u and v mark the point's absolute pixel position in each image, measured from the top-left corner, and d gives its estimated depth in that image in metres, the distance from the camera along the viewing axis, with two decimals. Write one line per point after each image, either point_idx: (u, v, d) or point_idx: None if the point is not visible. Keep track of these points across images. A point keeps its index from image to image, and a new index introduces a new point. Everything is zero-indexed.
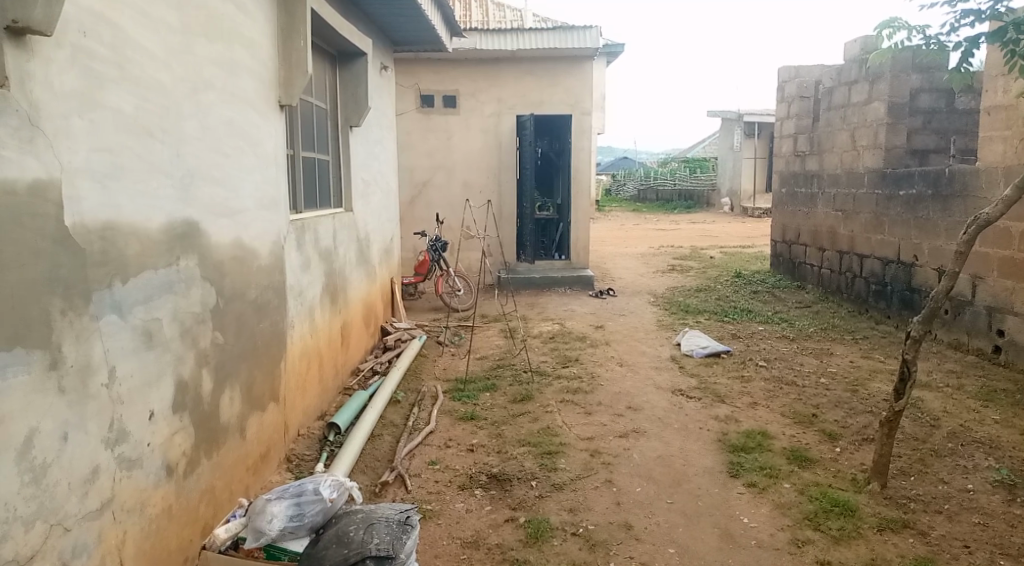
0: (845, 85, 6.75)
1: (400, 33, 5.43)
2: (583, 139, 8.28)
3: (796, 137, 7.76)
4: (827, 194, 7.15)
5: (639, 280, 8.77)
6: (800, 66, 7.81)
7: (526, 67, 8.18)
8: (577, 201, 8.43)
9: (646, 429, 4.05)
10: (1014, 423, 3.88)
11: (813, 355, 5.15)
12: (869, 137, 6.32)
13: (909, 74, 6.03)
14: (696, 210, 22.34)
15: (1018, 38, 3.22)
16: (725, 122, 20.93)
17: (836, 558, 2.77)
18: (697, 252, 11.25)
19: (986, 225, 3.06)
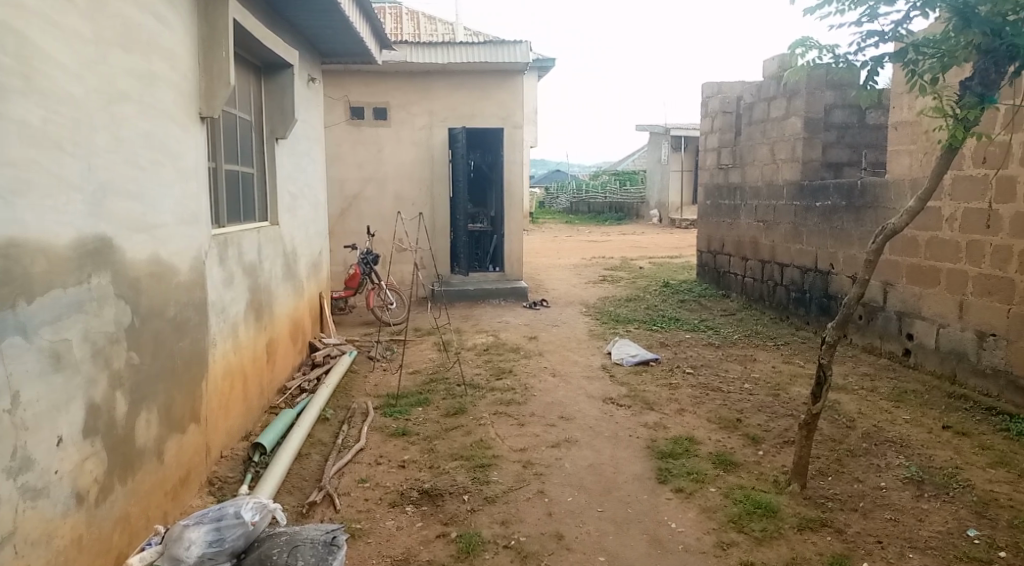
0: (764, 100, 7.02)
1: (326, 45, 5.38)
2: (515, 152, 8.36)
3: (719, 151, 8.02)
4: (749, 205, 7.41)
5: (572, 291, 8.89)
6: (722, 82, 8.07)
7: (457, 80, 8.20)
8: (511, 214, 8.48)
9: (578, 439, 4.07)
10: (923, 422, 4.08)
11: (737, 361, 5.30)
12: (787, 151, 6.57)
13: (823, 91, 6.32)
14: (626, 222, 22.85)
15: (917, 59, 3.40)
16: (653, 137, 21.48)
17: (759, 559, 2.89)
18: (627, 263, 11.45)
19: (893, 235, 3.30)
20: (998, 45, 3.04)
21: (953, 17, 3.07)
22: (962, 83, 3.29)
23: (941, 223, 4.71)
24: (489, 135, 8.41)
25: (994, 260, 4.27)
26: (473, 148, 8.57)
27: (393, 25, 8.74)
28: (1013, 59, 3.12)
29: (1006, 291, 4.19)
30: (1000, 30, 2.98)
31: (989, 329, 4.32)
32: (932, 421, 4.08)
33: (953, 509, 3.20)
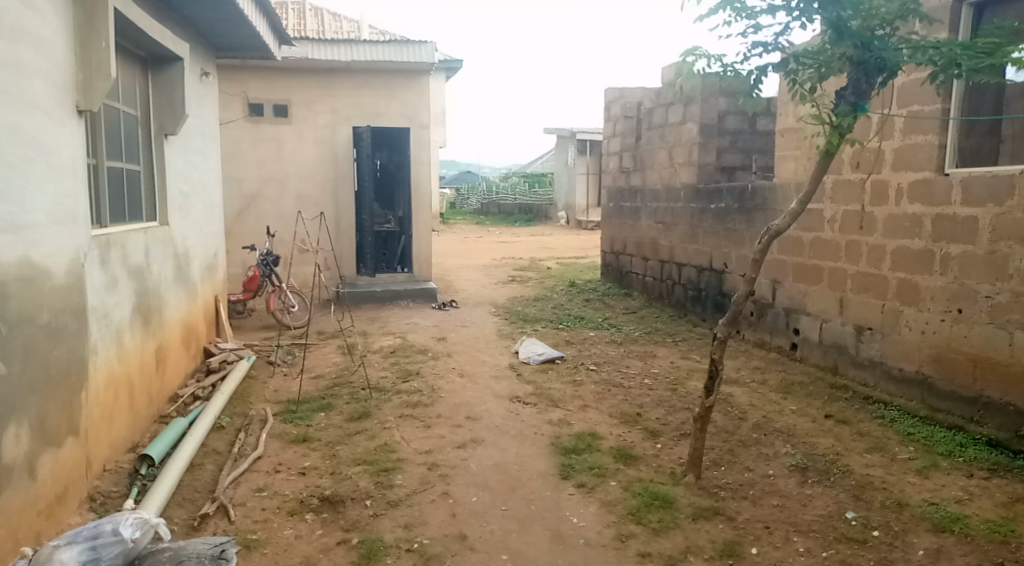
0: (662, 105, 7.28)
1: (220, 38, 5.18)
2: (422, 152, 8.29)
3: (621, 154, 8.25)
4: (649, 207, 7.65)
5: (482, 291, 8.93)
6: (623, 88, 8.33)
7: (361, 78, 8.09)
8: (418, 214, 8.41)
9: (484, 438, 4.08)
10: (807, 412, 4.32)
11: (638, 358, 5.47)
12: (684, 155, 6.85)
13: (717, 97, 6.59)
14: (535, 223, 23.12)
15: (797, 69, 3.51)
16: (560, 140, 21.89)
17: (656, 549, 2.98)
18: (535, 263, 11.61)
19: (777, 236, 3.48)
20: (867, 57, 3.21)
21: (828, 30, 3.25)
22: (837, 93, 3.42)
23: (823, 224, 5.01)
24: (396, 135, 8.27)
25: (870, 258, 4.58)
26: (380, 147, 8.34)
27: (296, 21, 8.53)
28: (881, 71, 3.29)
29: (881, 288, 4.50)
30: (869, 43, 3.17)
31: (867, 323, 4.63)
32: (815, 411, 4.34)
33: (834, 493, 3.41)
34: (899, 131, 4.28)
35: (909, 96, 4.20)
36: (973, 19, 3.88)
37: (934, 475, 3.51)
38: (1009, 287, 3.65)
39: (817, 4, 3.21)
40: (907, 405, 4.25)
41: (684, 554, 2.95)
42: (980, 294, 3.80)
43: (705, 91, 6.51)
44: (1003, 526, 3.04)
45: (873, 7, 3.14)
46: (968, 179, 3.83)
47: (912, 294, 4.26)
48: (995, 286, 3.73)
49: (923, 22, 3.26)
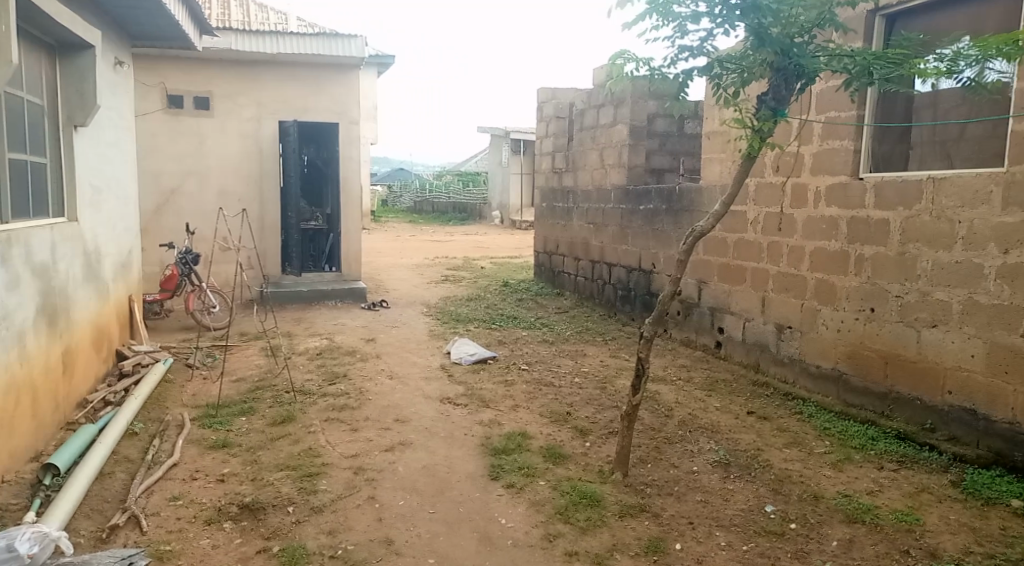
0: (594, 107, 7.37)
1: (136, 27, 4.94)
2: (352, 149, 8.15)
3: (554, 155, 8.31)
4: (581, 208, 7.74)
5: (414, 291, 8.85)
6: (556, 89, 8.39)
7: (287, 71, 7.91)
8: (347, 211, 8.24)
9: (412, 441, 4.02)
10: (731, 409, 4.44)
11: (569, 357, 5.51)
12: (615, 157, 6.95)
13: (646, 101, 6.69)
14: (469, 222, 23.06)
15: (721, 73, 3.54)
16: (495, 140, 22.00)
17: (582, 548, 3.00)
18: (469, 262, 11.59)
19: (701, 237, 3.54)
20: (786, 64, 3.28)
21: (749, 36, 3.28)
22: (758, 97, 3.49)
23: (747, 225, 5.16)
24: (324, 130, 8.09)
25: (789, 259, 4.74)
26: (307, 142, 8.20)
27: (221, 11, 8.23)
28: (799, 77, 3.38)
29: (800, 288, 4.67)
30: (788, 50, 3.23)
31: (786, 322, 4.80)
32: (738, 407, 4.46)
33: (754, 488, 3.50)
34: (817, 136, 4.45)
35: (827, 103, 4.38)
36: (886, 30, 4.06)
37: (847, 468, 3.66)
38: (917, 287, 3.85)
39: (739, 11, 3.22)
40: (824, 401, 4.43)
41: (610, 552, 2.98)
42: (891, 294, 4.00)
43: (634, 94, 6.61)
44: (909, 515, 3.19)
45: (790, 15, 3.24)
46: (880, 183, 4.01)
47: (829, 294, 4.43)
48: (904, 286, 3.92)
49: (838, 32, 3.36)
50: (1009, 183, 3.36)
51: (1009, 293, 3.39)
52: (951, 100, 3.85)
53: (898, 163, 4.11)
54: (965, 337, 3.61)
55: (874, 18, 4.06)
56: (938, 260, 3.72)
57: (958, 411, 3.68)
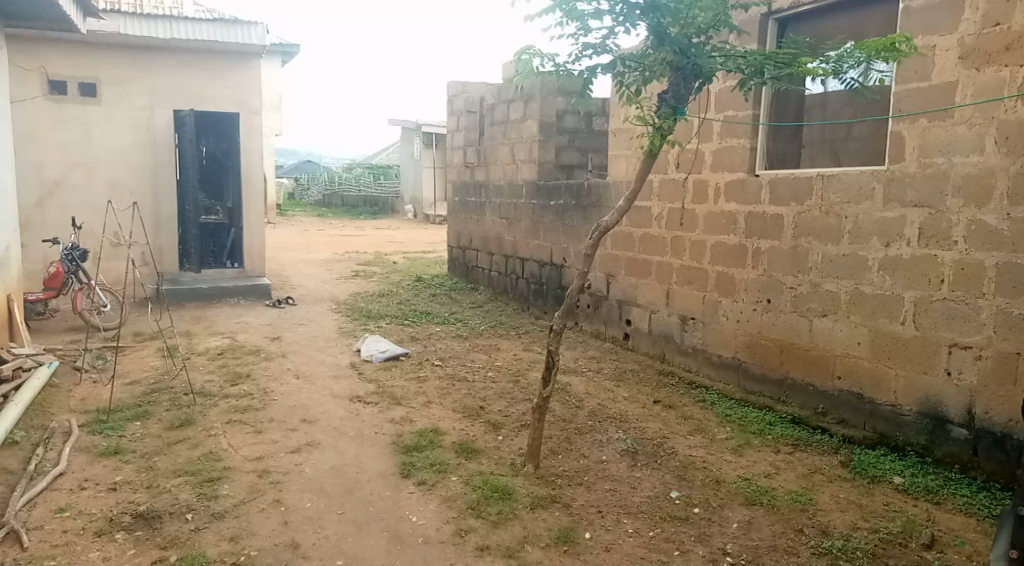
0: (504, 102, 7.39)
1: (12, 6, 4.59)
2: (253, 139, 7.92)
3: (466, 149, 8.29)
4: (493, 203, 7.75)
5: (322, 287, 8.65)
6: (466, 83, 8.36)
7: (182, 58, 7.57)
8: (250, 206, 7.99)
9: (320, 441, 3.93)
10: (638, 398, 4.56)
11: (483, 352, 5.52)
12: (526, 152, 7.00)
13: (556, 97, 6.74)
14: (381, 216, 22.74)
15: (625, 71, 3.60)
16: (405, 132, 21.82)
17: (494, 542, 3.00)
18: (381, 258, 11.43)
19: (606, 232, 3.63)
20: (685, 63, 3.38)
21: (650, 35, 3.38)
22: (659, 96, 3.58)
23: (652, 220, 5.30)
24: (223, 120, 7.77)
25: (692, 253, 4.91)
26: (206, 133, 7.87)
27: None
28: (698, 77, 3.49)
29: (701, 280, 4.84)
30: (686, 50, 3.33)
31: (689, 314, 4.97)
32: (645, 397, 4.59)
33: (660, 475, 3.61)
34: (716, 133, 4.64)
35: (726, 102, 4.57)
36: (777, 32, 4.27)
37: (747, 452, 3.82)
38: (809, 278, 4.07)
39: (638, 11, 3.30)
40: (725, 388, 4.62)
41: (521, 544, 3.00)
42: (785, 285, 4.21)
43: (543, 90, 6.67)
44: (803, 495, 3.36)
45: (689, 16, 3.34)
46: (775, 180, 4.22)
47: (729, 286, 4.61)
48: (797, 278, 4.14)
49: (733, 34, 3.49)
50: (889, 180, 3.63)
51: (891, 282, 3.65)
52: (838, 101, 4.05)
53: (790, 161, 4.32)
54: (853, 325, 3.85)
55: (768, 21, 4.25)
56: (828, 253, 3.95)
57: (847, 395, 3.92)
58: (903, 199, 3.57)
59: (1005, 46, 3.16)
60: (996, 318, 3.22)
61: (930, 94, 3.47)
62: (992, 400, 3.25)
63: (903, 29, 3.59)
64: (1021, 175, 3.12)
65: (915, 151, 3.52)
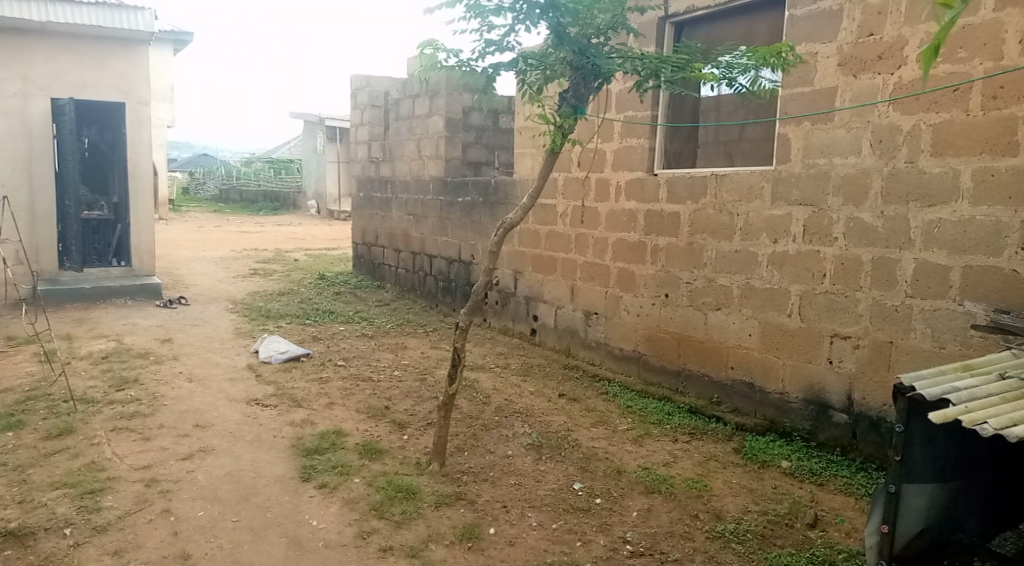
0: (409, 97, 7.32)
1: None
2: (142, 131, 7.58)
3: (370, 144, 8.14)
4: (399, 199, 7.67)
5: (217, 286, 8.32)
6: (370, 76, 8.21)
7: (60, 44, 7.10)
8: (134, 198, 7.61)
9: (215, 447, 3.77)
10: (544, 392, 4.62)
11: (389, 350, 5.46)
12: (432, 148, 6.96)
13: (461, 93, 6.75)
14: (280, 211, 22.02)
15: (527, 70, 3.61)
16: (308, 126, 21.30)
17: (397, 542, 2.97)
18: (281, 255, 11.08)
19: (511, 229, 3.63)
20: (584, 63, 3.42)
21: (550, 34, 3.40)
22: (560, 95, 3.61)
23: (557, 218, 5.36)
24: (108, 110, 7.31)
25: (596, 250, 5.00)
26: (88, 124, 7.37)
27: None
28: (597, 77, 3.55)
29: (604, 276, 4.95)
30: (585, 50, 3.38)
31: (593, 309, 5.07)
32: (549, 391, 4.66)
33: (563, 467, 3.67)
34: (617, 133, 4.75)
35: (626, 103, 4.67)
36: (674, 36, 4.40)
37: (647, 441, 3.94)
38: (704, 274, 4.23)
39: (539, 10, 3.29)
40: (627, 381, 4.75)
41: (425, 543, 2.97)
42: (682, 280, 4.36)
43: (449, 86, 6.66)
44: (699, 482, 3.49)
45: (588, 17, 3.38)
46: (672, 179, 4.36)
47: (630, 281, 4.73)
48: (693, 273, 4.29)
49: (630, 36, 3.55)
50: (777, 180, 3.81)
51: (778, 277, 3.84)
52: (731, 104, 4.19)
53: (686, 160, 4.47)
54: (744, 317, 4.03)
55: (665, 25, 4.37)
56: (721, 250, 4.11)
57: (739, 384, 4.10)
58: (789, 197, 3.77)
59: (879, 55, 3.39)
60: (872, 309, 3.45)
61: (812, 99, 3.68)
62: (868, 386, 3.48)
63: (788, 37, 3.78)
64: (893, 176, 3.35)
65: (800, 152, 3.71)
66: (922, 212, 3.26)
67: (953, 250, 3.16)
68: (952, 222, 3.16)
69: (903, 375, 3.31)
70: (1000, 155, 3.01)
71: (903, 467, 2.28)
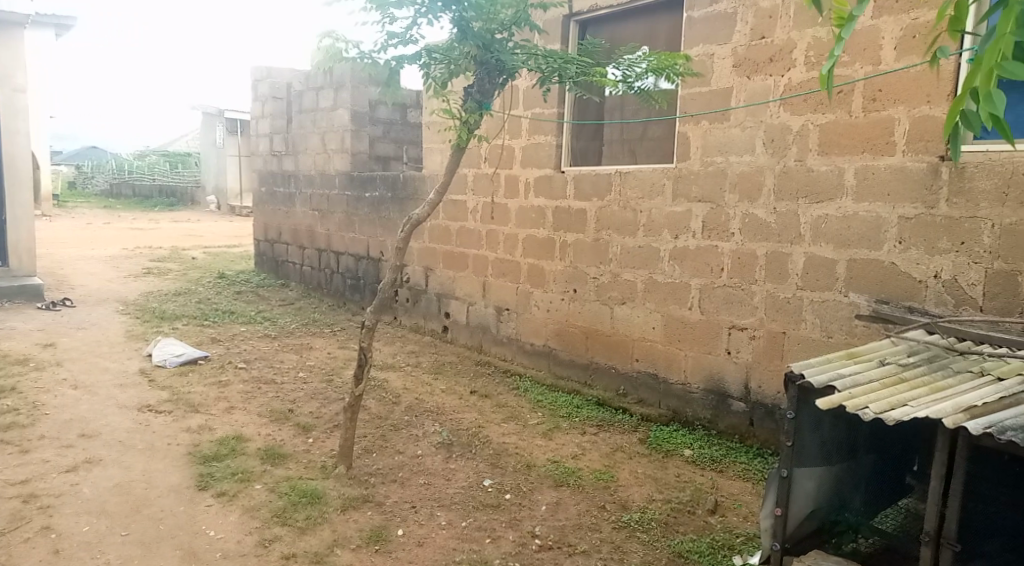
0: (312, 89, 7.13)
1: None
2: (16, 121, 6.95)
3: (271, 137, 7.88)
4: (303, 194, 7.47)
5: (107, 286, 7.86)
6: (271, 67, 7.95)
7: None
8: (14, 193, 7.05)
9: (102, 457, 3.56)
10: (454, 390, 4.60)
11: (293, 351, 5.31)
12: (337, 142, 6.81)
13: (366, 87, 6.66)
14: (178, 207, 21.00)
15: (430, 63, 3.56)
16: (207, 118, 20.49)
17: (300, 549, 2.88)
18: (176, 253, 10.58)
19: (418, 225, 3.57)
20: (488, 58, 3.40)
21: (453, 28, 3.36)
22: (464, 90, 3.59)
23: (466, 214, 5.34)
24: None
25: (506, 246, 5.01)
26: None
27: None
28: (501, 73, 3.54)
29: (514, 271, 4.97)
30: (488, 45, 3.35)
31: (504, 305, 5.08)
32: (461, 388, 4.64)
33: (473, 465, 3.65)
34: (525, 130, 4.78)
35: (533, 100, 4.71)
36: (579, 34, 4.48)
37: (556, 435, 3.98)
38: (610, 269, 4.31)
39: (440, 3, 3.26)
40: (537, 375, 4.79)
41: (330, 548, 2.89)
42: (589, 275, 4.43)
43: (354, 79, 6.54)
44: (606, 473, 3.55)
45: (492, 12, 3.34)
46: (579, 176, 4.43)
47: (539, 277, 4.78)
48: (599, 268, 4.37)
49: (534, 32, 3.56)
50: (677, 177, 3.92)
51: (679, 271, 3.95)
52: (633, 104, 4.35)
53: (592, 157, 4.55)
54: (648, 311, 4.13)
55: (569, 23, 4.45)
56: (626, 245, 4.20)
57: (644, 376, 4.20)
58: (689, 194, 3.88)
59: (769, 58, 3.53)
60: (766, 301, 3.59)
61: (710, 98, 3.79)
62: (764, 375, 3.63)
63: (687, 37, 3.87)
64: (784, 174, 3.50)
65: (699, 150, 3.82)
66: (811, 208, 3.42)
67: (839, 244, 3.33)
68: (837, 218, 3.33)
69: (794, 363, 3.47)
70: (880, 155, 3.18)
71: (796, 453, 2.42)
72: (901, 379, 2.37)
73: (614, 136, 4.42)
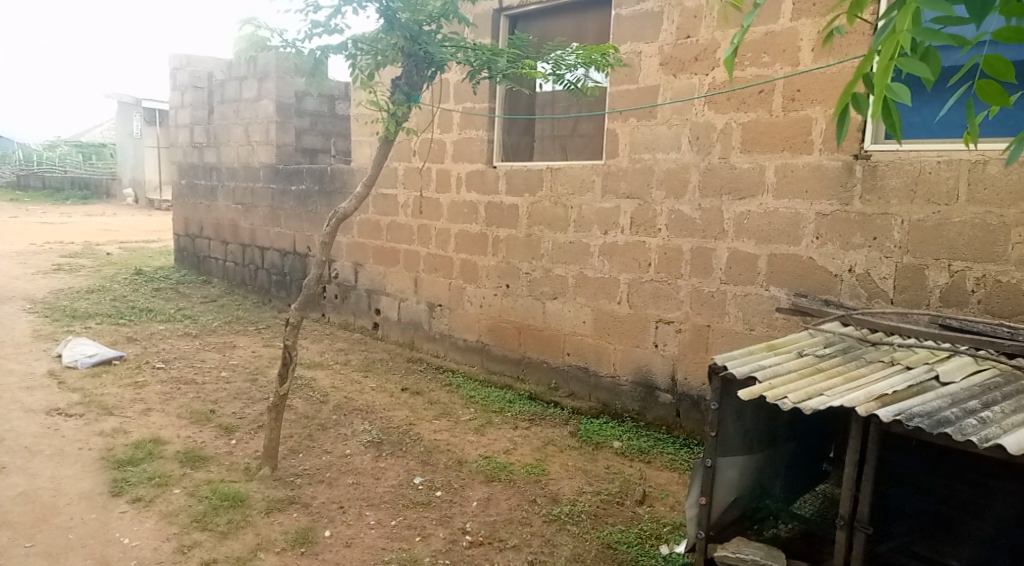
0: (235, 79, 6.92)
1: None
2: None
3: (192, 128, 7.61)
4: (225, 186, 7.23)
5: (13, 284, 7.41)
6: (192, 55, 7.67)
7: None
8: None
9: (5, 465, 3.36)
10: (385, 388, 4.55)
11: (215, 350, 5.14)
12: (261, 133, 6.63)
13: (293, 77, 6.52)
14: (93, 200, 20.05)
15: (357, 54, 3.48)
16: (124, 108, 19.65)
17: (222, 554, 2.78)
18: (88, 249, 10.09)
19: (344, 219, 3.50)
20: (416, 50, 3.35)
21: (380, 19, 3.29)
22: (392, 82, 3.53)
23: (397, 209, 5.27)
24: None
25: (439, 241, 4.97)
26: None
27: None
28: (430, 65, 3.49)
29: (447, 267, 4.94)
30: (416, 37, 3.29)
31: (437, 300, 5.04)
32: (392, 386, 4.58)
33: (404, 462, 3.61)
34: (456, 124, 4.75)
35: (464, 94, 4.70)
36: (510, 28, 4.49)
37: (488, 431, 3.98)
38: (541, 264, 4.33)
39: None
40: (470, 371, 4.78)
41: (252, 552, 2.81)
42: (521, 271, 4.45)
43: (279, 68, 6.39)
44: (536, 467, 3.57)
45: (420, 3, 3.28)
46: (510, 171, 4.43)
47: (471, 272, 4.76)
48: (531, 264, 4.39)
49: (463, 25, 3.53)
50: (606, 174, 3.97)
51: (608, 266, 4.00)
52: (564, 100, 4.43)
53: (523, 153, 4.60)
54: (579, 305, 4.17)
55: (500, 17, 4.45)
56: (556, 241, 4.24)
57: (574, 370, 4.24)
58: (617, 190, 3.93)
59: (694, 57, 3.60)
60: (692, 295, 3.67)
61: (638, 95, 3.84)
62: (690, 367, 3.71)
63: (615, 34, 3.91)
64: (709, 170, 3.58)
65: (627, 147, 3.87)
66: (734, 204, 3.51)
67: (760, 240, 3.43)
68: (758, 214, 3.43)
69: (718, 355, 3.56)
70: (799, 153, 3.29)
71: (718, 443, 2.44)
72: (816, 369, 2.45)
73: (545, 132, 4.51)
